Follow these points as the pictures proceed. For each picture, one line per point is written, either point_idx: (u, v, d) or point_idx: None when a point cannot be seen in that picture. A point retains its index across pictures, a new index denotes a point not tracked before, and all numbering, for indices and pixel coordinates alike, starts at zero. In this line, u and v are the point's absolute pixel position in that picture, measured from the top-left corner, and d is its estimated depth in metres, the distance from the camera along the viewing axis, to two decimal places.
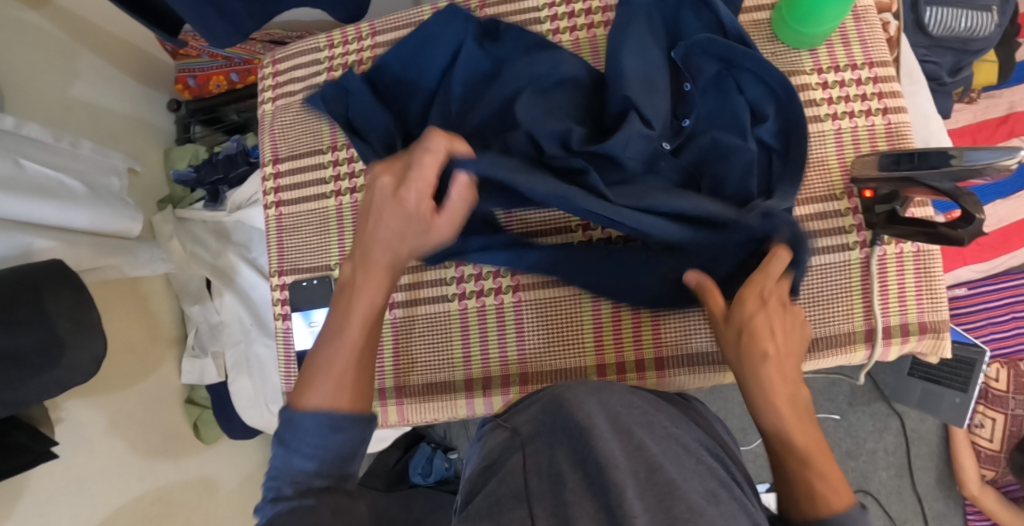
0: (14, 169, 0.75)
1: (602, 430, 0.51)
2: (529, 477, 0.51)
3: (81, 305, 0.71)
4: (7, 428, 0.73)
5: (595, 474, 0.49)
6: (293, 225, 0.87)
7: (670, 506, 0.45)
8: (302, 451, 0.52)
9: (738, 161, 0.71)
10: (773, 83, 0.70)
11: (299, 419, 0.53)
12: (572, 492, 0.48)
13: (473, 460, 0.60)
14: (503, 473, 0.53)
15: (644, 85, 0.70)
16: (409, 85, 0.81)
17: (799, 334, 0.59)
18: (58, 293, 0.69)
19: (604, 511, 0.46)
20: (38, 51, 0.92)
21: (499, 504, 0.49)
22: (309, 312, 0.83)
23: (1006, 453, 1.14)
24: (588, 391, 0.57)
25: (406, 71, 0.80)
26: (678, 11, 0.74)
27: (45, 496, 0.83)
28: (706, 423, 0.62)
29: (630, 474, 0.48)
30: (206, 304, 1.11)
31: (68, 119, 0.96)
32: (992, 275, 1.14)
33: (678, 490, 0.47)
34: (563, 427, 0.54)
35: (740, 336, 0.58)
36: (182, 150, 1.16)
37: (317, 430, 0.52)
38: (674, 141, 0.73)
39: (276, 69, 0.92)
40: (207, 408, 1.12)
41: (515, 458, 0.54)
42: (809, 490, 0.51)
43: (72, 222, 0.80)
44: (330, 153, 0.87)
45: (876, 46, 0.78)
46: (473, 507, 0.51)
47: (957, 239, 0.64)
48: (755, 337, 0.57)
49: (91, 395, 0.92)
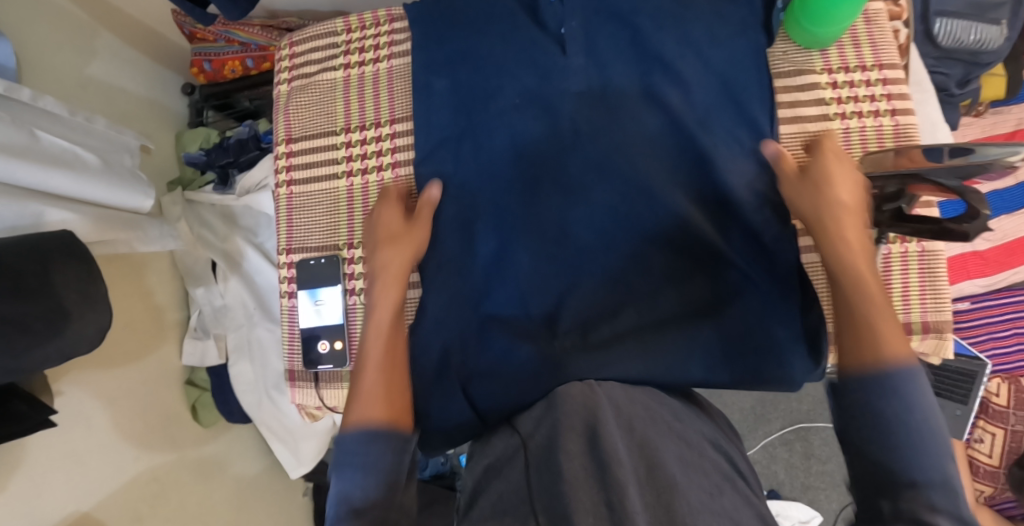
0: (29, 139, 0.76)
1: (608, 428, 0.52)
2: (528, 472, 0.52)
3: (90, 277, 0.73)
4: (6, 395, 0.72)
5: (594, 471, 0.49)
6: (304, 204, 0.88)
7: (670, 501, 0.46)
8: (344, 474, 0.56)
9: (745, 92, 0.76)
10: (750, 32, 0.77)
11: (342, 442, 0.58)
12: (569, 483, 0.48)
13: (477, 461, 0.62)
14: (508, 470, 0.55)
15: (592, 127, 0.76)
16: (506, 144, 0.78)
17: (851, 171, 0.66)
18: (64, 263, 0.70)
19: (603, 505, 0.46)
20: (59, 29, 0.94)
21: (502, 502, 0.51)
22: (316, 290, 0.84)
23: (1004, 470, 1.13)
24: (590, 391, 0.60)
25: (503, 138, 0.78)
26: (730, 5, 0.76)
27: (41, 468, 0.83)
28: (717, 424, 0.63)
29: (632, 473, 0.48)
30: (210, 287, 1.11)
31: (82, 96, 0.97)
32: (994, 290, 1.17)
33: (677, 486, 0.47)
34: (566, 426, 0.54)
35: (817, 186, 0.66)
36: (195, 133, 1.17)
37: (349, 453, 0.57)
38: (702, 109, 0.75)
39: (293, 51, 0.92)
40: (207, 390, 1.13)
41: (515, 458, 0.56)
42: (880, 336, 0.55)
43: (85, 194, 0.82)
44: (343, 134, 0.88)
45: (886, 48, 0.78)
46: (479, 507, 0.54)
47: (962, 234, 0.64)
48: (823, 172, 0.66)
49: (91, 371, 0.92)
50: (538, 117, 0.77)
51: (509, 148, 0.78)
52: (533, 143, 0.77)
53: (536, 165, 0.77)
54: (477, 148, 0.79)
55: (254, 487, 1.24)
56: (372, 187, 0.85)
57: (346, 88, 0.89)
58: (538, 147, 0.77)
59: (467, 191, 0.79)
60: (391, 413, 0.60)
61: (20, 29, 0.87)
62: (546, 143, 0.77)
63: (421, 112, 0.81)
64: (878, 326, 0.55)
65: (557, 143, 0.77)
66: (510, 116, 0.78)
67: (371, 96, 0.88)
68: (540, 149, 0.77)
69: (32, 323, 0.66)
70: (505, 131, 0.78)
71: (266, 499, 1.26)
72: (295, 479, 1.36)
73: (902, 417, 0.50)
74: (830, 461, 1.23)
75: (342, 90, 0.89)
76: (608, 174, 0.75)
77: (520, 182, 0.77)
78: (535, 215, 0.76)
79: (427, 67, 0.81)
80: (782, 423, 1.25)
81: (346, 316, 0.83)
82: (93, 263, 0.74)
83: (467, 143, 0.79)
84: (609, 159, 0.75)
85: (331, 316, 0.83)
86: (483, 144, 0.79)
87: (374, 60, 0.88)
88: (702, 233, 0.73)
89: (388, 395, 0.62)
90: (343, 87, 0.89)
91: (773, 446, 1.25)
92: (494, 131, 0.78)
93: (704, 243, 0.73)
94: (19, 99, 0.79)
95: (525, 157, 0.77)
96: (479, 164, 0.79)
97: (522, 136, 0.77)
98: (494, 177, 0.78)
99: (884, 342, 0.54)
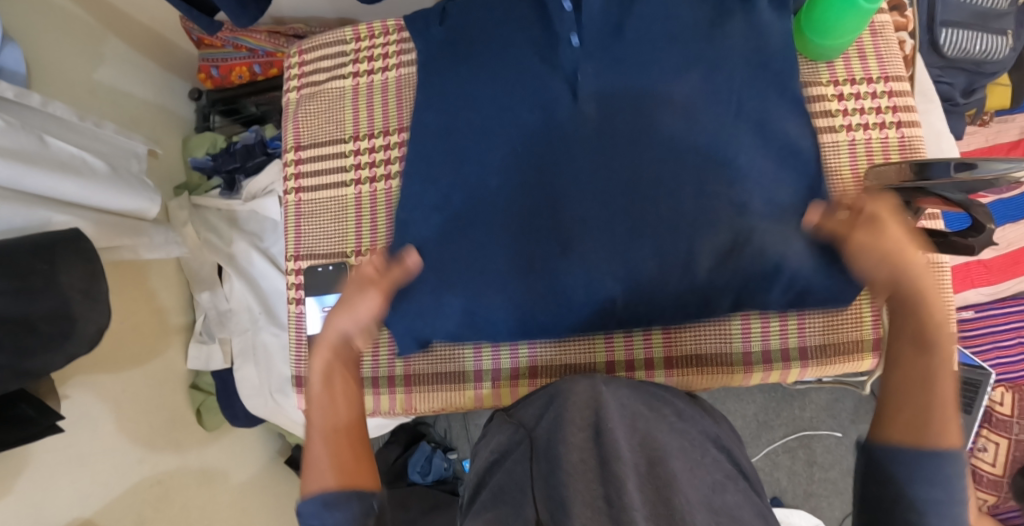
0: (39, 145, 0.77)
1: (611, 422, 0.52)
2: (532, 468, 0.52)
3: (92, 275, 0.73)
4: (12, 400, 0.73)
5: (595, 466, 0.49)
6: (312, 211, 0.88)
7: (668, 499, 0.46)
8: None
9: (758, 129, 0.72)
10: (754, 49, 0.73)
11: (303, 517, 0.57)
12: (568, 474, 0.48)
13: (480, 452, 0.63)
14: (510, 464, 0.55)
15: (597, 155, 0.72)
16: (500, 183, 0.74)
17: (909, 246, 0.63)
18: (69, 260, 0.71)
19: (602, 500, 0.46)
20: (69, 36, 0.94)
21: (503, 494, 0.52)
22: (322, 297, 0.84)
23: (1008, 479, 1.12)
24: (596, 395, 0.55)
25: (499, 177, 0.74)
26: (725, 18, 0.73)
27: (46, 472, 0.84)
28: (721, 426, 0.63)
29: (632, 469, 0.48)
30: (215, 291, 1.12)
31: (91, 101, 0.98)
32: (999, 298, 1.16)
33: (675, 484, 0.47)
34: (568, 413, 0.54)
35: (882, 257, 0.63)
36: (201, 138, 1.18)
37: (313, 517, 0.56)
38: (708, 139, 0.71)
39: (302, 59, 0.93)
40: (211, 394, 1.14)
41: (518, 451, 0.56)
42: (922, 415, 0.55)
43: (91, 200, 0.82)
44: (352, 142, 0.88)
45: (892, 61, 0.79)
46: (481, 498, 0.54)
47: (968, 248, 0.64)
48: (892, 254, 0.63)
49: (97, 375, 0.93)
50: (533, 160, 0.74)
51: (511, 187, 0.74)
52: (531, 180, 0.73)
53: (531, 194, 0.73)
54: (474, 186, 0.76)
55: (258, 490, 1.24)
56: (380, 195, 0.86)
57: (355, 96, 0.89)
58: (532, 184, 0.73)
59: (469, 201, 0.76)
60: (339, 473, 0.59)
61: (29, 36, 0.88)
62: (549, 180, 0.73)
63: (416, 158, 0.79)
64: (934, 390, 0.56)
65: (549, 176, 0.73)
66: (505, 157, 0.75)
67: (379, 104, 0.88)
68: (539, 183, 0.73)
69: (40, 324, 0.67)
70: (498, 177, 0.75)
71: (269, 502, 1.26)
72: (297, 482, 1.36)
73: (919, 505, 0.51)
74: (833, 469, 1.23)
75: (351, 98, 0.90)
76: (619, 201, 0.71)
77: (521, 214, 0.73)
78: (534, 238, 0.72)
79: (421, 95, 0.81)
80: (786, 430, 1.25)
81: None
82: (96, 260, 0.74)
83: (463, 187, 0.76)
84: (609, 190, 0.71)
85: None
86: (480, 185, 0.75)
87: (382, 69, 0.89)
88: (724, 255, 0.70)
89: (337, 462, 0.59)
90: (351, 95, 0.90)
91: (776, 454, 1.25)
92: (489, 174, 0.75)
93: (716, 270, 0.71)
94: (30, 105, 0.80)
95: (527, 192, 0.73)
96: (485, 202, 0.75)
97: (519, 176, 0.74)
98: (495, 185, 0.75)
99: (935, 430, 0.54)
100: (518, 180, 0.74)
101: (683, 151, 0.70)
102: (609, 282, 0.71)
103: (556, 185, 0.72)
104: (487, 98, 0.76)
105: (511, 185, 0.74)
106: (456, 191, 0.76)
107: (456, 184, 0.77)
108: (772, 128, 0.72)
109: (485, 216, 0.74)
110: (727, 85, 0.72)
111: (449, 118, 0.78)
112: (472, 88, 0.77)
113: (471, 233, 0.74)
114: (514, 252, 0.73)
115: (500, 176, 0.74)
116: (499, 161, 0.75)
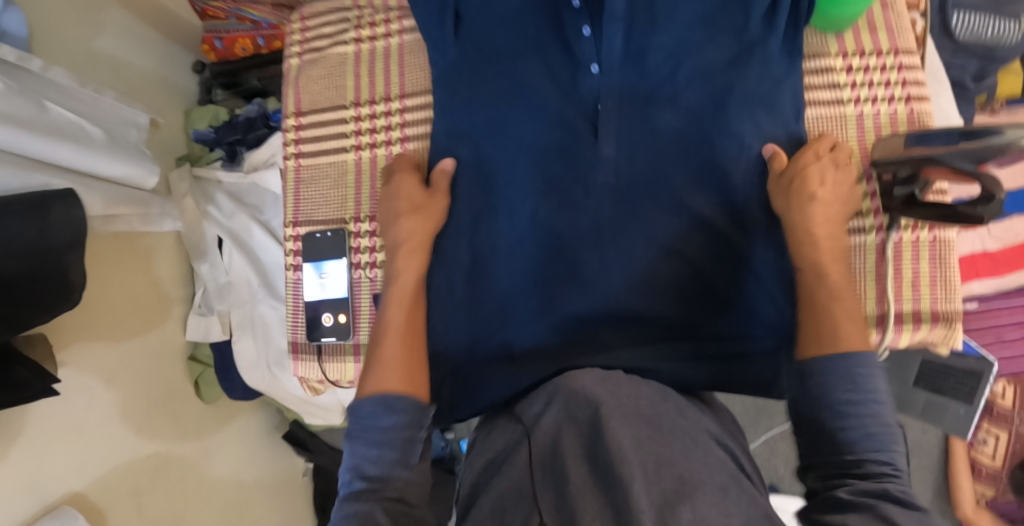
0: (38, 110, 0.76)
1: (610, 421, 0.51)
2: (533, 472, 0.52)
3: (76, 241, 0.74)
4: (9, 362, 0.73)
5: (603, 480, 0.48)
6: (311, 178, 0.88)
7: (673, 504, 0.45)
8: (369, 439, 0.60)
9: (770, 101, 0.72)
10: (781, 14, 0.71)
11: (360, 411, 0.62)
12: (575, 488, 0.48)
13: (480, 450, 0.63)
14: (511, 466, 0.55)
15: (620, 122, 0.72)
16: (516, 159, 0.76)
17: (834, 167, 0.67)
18: (58, 226, 0.71)
19: (611, 509, 0.46)
20: (70, 2, 0.93)
21: (502, 506, 0.52)
22: (320, 263, 0.84)
23: (1007, 472, 1.14)
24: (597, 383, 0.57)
25: (516, 153, 0.75)
26: None
27: (44, 438, 0.84)
28: (723, 425, 0.64)
29: (640, 469, 0.47)
30: (215, 263, 1.11)
31: (92, 70, 0.97)
32: (1006, 291, 1.14)
33: (686, 489, 0.46)
34: (569, 421, 0.54)
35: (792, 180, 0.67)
36: (203, 111, 1.16)
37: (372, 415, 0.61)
38: (719, 113, 0.72)
39: (304, 25, 0.92)
40: (209, 367, 1.14)
41: (519, 452, 0.56)
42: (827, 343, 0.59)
43: (91, 167, 0.82)
44: (353, 109, 0.88)
45: (902, 34, 0.77)
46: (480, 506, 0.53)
47: (977, 218, 0.63)
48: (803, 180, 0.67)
49: (95, 343, 0.93)
50: (552, 136, 0.74)
51: (529, 169, 0.75)
52: (548, 156, 0.74)
53: (547, 171, 0.74)
54: (495, 163, 0.77)
55: (253, 464, 1.24)
56: (380, 161, 0.85)
57: (357, 63, 0.89)
58: (548, 160, 0.74)
59: (486, 177, 0.77)
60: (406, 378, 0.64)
61: (31, 1, 0.87)
62: (562, 156, 0.74)
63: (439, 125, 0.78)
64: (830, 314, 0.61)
65: (564, 154, 0.73)
66: (523, 129, 0.75)
67: (381, 71, 0.87)
68: (557, 160, 0.74)
69: (22, 283, 0.69)
70: (516, 152, 0.75)
71: (266, 475, 1.27)
72: (295, 458, 1.36)
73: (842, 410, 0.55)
74: None
75: (352, 64, 0.89)
76: (634, 184, 0.72)
77: (540, 191, 0.74)
78: (553, 211, 0.74)
79: (435, 68, 0.78)
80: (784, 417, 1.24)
81: (351, 290, 0.83)
82: (83, 226, 0.74)
83: (483, 169, 0.77)
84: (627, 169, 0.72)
85: (336, 290, 0.83)
86: (497, 160, 0.76)
87: (385, 35, 0.88)
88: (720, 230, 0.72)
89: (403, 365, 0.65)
90: (353, 62, 0.89)
91: (774, 441, 1.24)
92: (509, 148, 0.76)
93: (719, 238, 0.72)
94: (30, 69, 0.80)
95: (546, 172, 0.74)
96: (505, 176, 0.76)
97: (538, 158, 0.74)
98: (512, 159, 0.76)
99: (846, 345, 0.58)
100: (532, 158, 0.75)
101: (688, 126, 0.72)
102: (621, 258, 0.73)
103: (575, 163, 0.73)
104: (500, 65, 0.76)
105: (528, 160, 0.75)
106: (478, 172, 0.77)
107: (474, 157, 0.77)
108: (781, 96, 0.73)
109: (504, 202, 0.76)
110: (741, 56, 0.72)
111: (460, 81, 0.77)
112: (487, 52, 0.76)
113: (491, 218, 0.76)
114: (532, 228, 0.75)
115: (517, 149, 0.75)
116: (518, 136, 0.75)
